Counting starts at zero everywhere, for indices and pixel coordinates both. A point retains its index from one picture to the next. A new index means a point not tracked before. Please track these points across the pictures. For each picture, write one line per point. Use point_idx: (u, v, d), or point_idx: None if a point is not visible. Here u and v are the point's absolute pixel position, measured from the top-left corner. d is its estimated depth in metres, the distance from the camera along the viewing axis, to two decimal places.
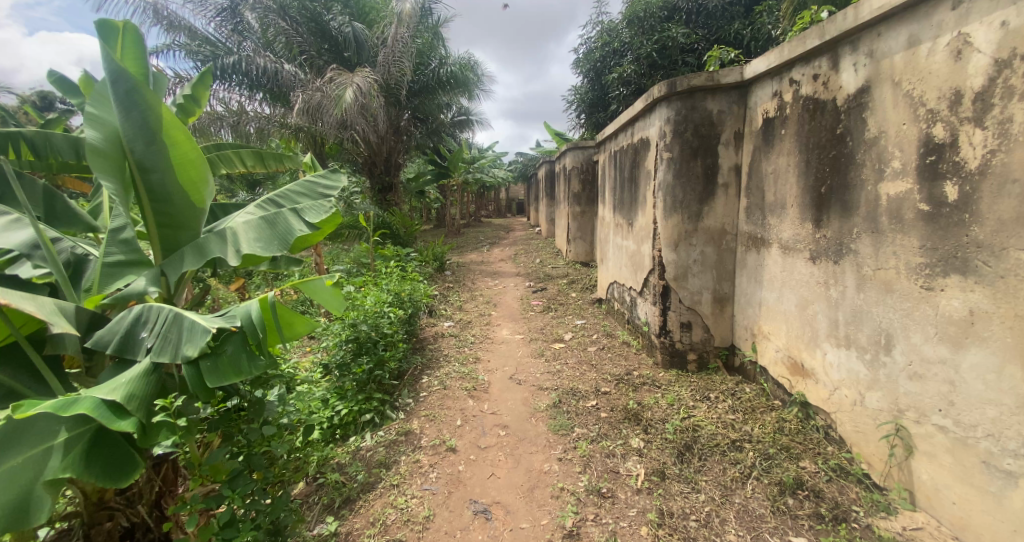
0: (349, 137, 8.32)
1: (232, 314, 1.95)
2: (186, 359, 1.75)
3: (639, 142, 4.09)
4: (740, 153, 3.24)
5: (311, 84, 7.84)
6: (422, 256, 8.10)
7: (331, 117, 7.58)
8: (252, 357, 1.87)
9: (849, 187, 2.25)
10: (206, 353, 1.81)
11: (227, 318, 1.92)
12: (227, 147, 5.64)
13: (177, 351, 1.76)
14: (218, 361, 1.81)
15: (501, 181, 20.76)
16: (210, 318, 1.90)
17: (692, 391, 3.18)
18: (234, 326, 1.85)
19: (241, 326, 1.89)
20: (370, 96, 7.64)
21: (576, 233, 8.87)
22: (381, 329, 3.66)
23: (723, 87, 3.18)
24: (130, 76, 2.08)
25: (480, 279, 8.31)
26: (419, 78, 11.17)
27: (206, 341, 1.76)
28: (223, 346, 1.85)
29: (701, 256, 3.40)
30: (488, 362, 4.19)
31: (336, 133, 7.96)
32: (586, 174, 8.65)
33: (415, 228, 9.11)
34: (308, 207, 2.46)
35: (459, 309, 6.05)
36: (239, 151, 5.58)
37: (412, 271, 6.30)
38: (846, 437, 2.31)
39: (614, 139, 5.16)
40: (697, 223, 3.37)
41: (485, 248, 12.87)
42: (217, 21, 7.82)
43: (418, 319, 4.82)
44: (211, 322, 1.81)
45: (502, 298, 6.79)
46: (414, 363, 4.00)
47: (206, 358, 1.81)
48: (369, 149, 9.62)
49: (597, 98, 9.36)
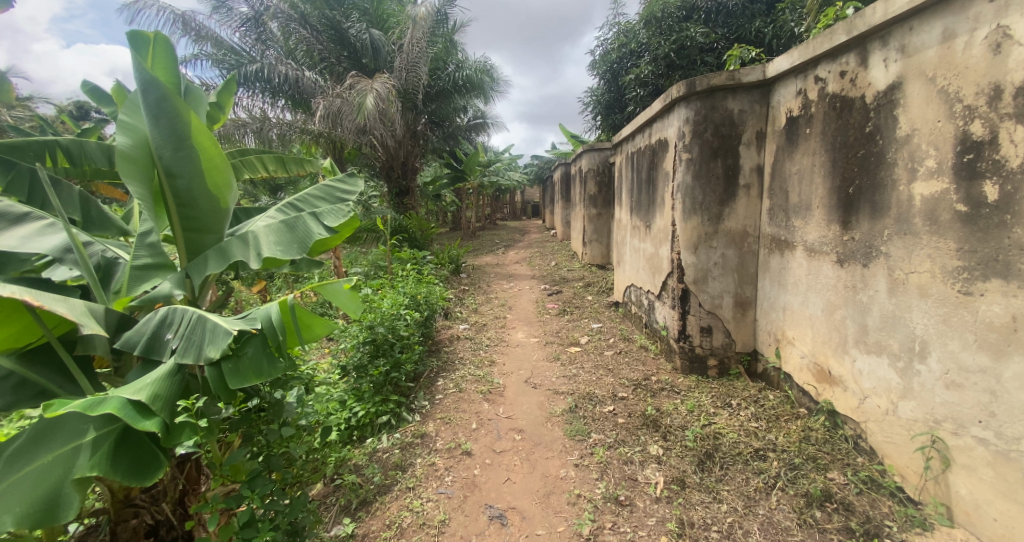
0: (367, 141, 8.41)
1: (253, 316, 1.96)
2: (208, 360, 1.75)
3: (656, 143, 4.03)
4: (762, 153, 3.16)
5: (330, 90, 7.94)
6: (439, 259, 8.15)
7: (350, 122, 7.68)
8: (273, 359, 1.87)
9: (880, 186, 2.17)
10: (227, 355, 1.82)
11: (248, 320, 1.93)
12: (251, 152, 5.77)
13: (200, 353, 1.77)
14: (239, 363, 1.82)
15: (516, 185, 20.82)
16: (231, 320, 1.91)
17: (713, 397, 3.11)
18: (255, 327, 1.86)
19: (261, 328, 1.89)
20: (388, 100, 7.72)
21: (592, 235, 8.81)
22: (397, 331, 3.65)
23: (744, 86, 3.11)
24: (159, 84, 2.09)
25: (496, 282, 8.31)
26: (435, 82, 11.27)
27: (228, 343, 1.76)
28: (244, 348, 1.86)
29: (722, 259, 3.33)
30: (504, 365, 4.16)
31: (354, 138, 8.06)
32: (602, 176, 8.59)
33: (431, 231, 9.15)
34: (327, 210, 2.47)
35: (474, 312, 6.05)
36: (261, 156, 5.63)
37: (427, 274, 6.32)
38: (877, 447, 2.22)
39: (631, 140, 5.11)
40: (718, 225, 3.31)
41: (501, 250, 12.90)
42: (242, 31, 8.00)
43: (434, 322, 4.83)
44: (233, 324, 1.82)
45: (517, 301, 6.75)
46: (430, 365, 3.99)
47: (228, 361, 1.82)
48: (386, 153, 9.74)
49: (614, 99, 9.31)
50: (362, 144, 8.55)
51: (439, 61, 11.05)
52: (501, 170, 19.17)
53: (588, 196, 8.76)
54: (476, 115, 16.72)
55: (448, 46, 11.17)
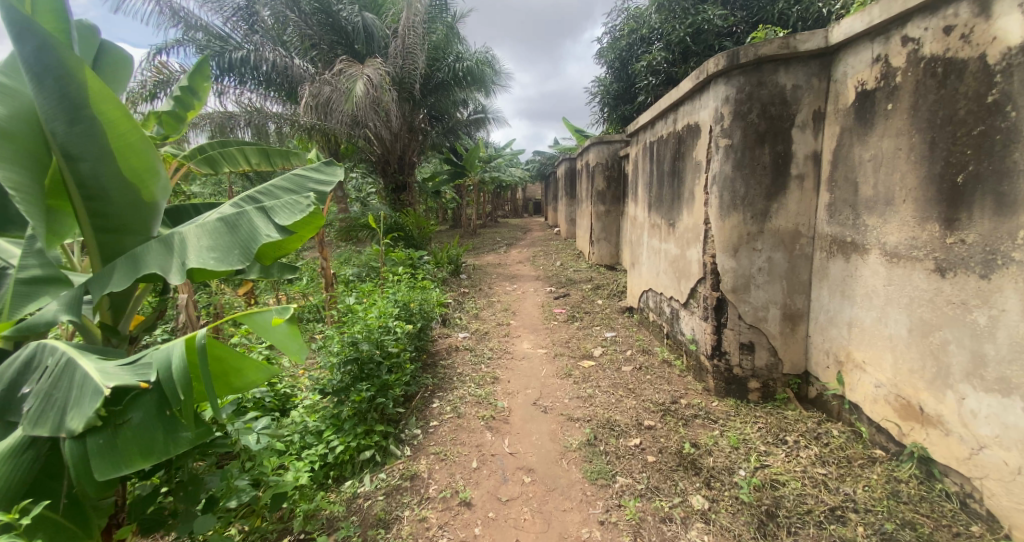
0: (361, 134, 7.90)
1: (146, 364, 1.56)
2: (70, 434, 1.39)
3: (684, 129, 3.52)
4: (818, 138, 2.66)
5: (319, 77, 7.39)
6: (437, 259, 7.63)
7: (341, 113, 7.15)
8: (165, 427, 1.50)
9: (1007, 173, 1.68)
10: (98, 424, 1.45)
11: (138, 370, 1.54)
12: (233, 143, 5.30)
13: (60, 423, 1.40)
14: (112, 438, 1.46)
15: (518, 181, 20.30)
16: (114, 368, 1.53)
17: (760, 430, 2.60)
18: (139, 384, 1.47)
19: (152, 383, 1.51)
20: (382, 89, 7.20)
21: (600, 233, 8.30)
22: (385, 347, 3.11)
23: (800, 56, 2.61)
24: (40, 33, 1.60)
25: (498, 284, 7.80)
26: (434, 73, 10.74)
27: (94, 411, 1.38)
28: (127, 412, 1.49)
29: (768, 263, 2.83)
30: (508, 383, 3.65)
31: (348, 130, 7.54)
32: (611, 171, 8.07)
33: (429, 230, 8.63)
34: (280, 205, 1.95)
35: (476, 318, 5.54)
36: (243, 148, 5.21)
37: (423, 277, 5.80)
38: (997, 512, 1.74)
39: (649, 128, 4.59)
40: (762, 223, 2.80)
41: (504, 249, 12.38)
42: (234, 20, 7.35)
43: (430, 331, 4.33)
44: (108, 380, 1.43)
45: (522, 305, 6.24)
46: (423, 385, 3.47)
47: (99, 435, 1.45)
48: (382, 147, 9.20)
49: (624, 89, 8.77)
50: (357, 138, 8.03)
51: (438, 50, 10.51)
52: (503, 165, 18.63)
53: (596, 192, 8.24)
54: (476, 109, 16.17)
55: (448, 35, 10.64)
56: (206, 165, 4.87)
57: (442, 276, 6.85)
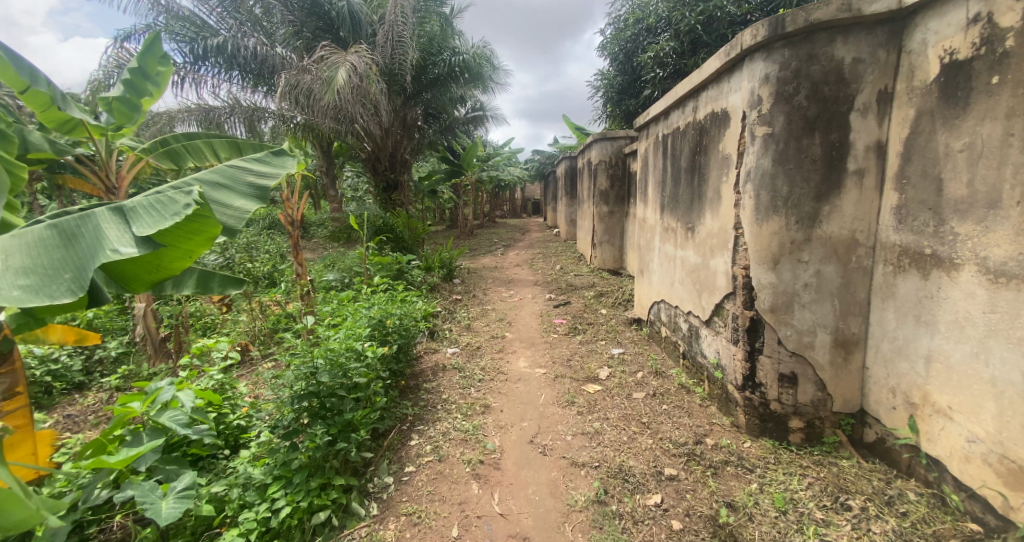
0: (348, 129, 7.39)
1: None
2: None
3: (708, 118, 3.03)
4: (882, 125, 2.18)
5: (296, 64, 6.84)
6: (428, 263, 7.12)
7: (324, 105, 6.61)
8: None
9: None
10: None
11: None
12: (201, 137, 4.80)
13: None
14: None
15: (517, 181, 19.78)
16: None
17: (813, 491, 2.11)
18: None
19: None
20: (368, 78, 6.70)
21: (603, 236, 7.80)
22: (351, 378, 2.56)
23: (863, 21, 2.14)
24: None
25: (494, 289, 7.29)
26: (428, 66, 10.23)
27: None
28: None
29: (816, 278, 2.32)
30: (501, 413, 3.12)
31: (333, 125, 7.01)
32: (615, 169, 7.57)
33: (421, 231, 8.10)
34: (143, 216, 1.96)
35: (467, 330, 5.03)
36: (211, 141, 4.69)
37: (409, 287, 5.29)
38: None
39: (661, 120, 4.09)
40: (811, 229, 2.30)
41: (501, 251, 11.84)
42: (218, 11, 6.86)
43: (413, 348, 3.82)
44: None
45: (519, 315, 5.71)
46: (397, 420, 2.93)
47: None
48: (373, 144, 8.66)
49: (629, 83, 8.26)
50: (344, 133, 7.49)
51: (433, 42, 9.99)
52: (501, 165, 18.10)
53: (599, 193, 7.73)
54: (474, 106, 15.68)
55: (444, 27, 10.14)
56: (164, 158, 4.45)
57: (432, 282, 6.32)
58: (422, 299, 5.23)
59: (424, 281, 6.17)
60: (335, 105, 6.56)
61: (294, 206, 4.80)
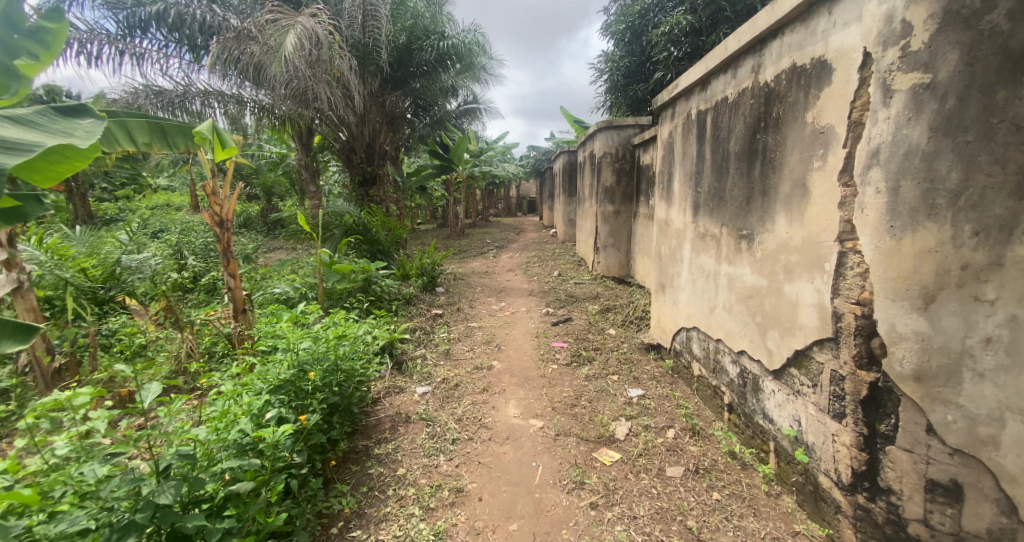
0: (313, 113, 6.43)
1: None
2: None
3: (784, 78, 2.09)
4: None
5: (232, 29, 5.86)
6: (405, 270, 6.15)
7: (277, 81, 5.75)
8: None
9: None
10: None
11: None
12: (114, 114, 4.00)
13: None
14: None
15: (511, 177, 18.84)
16: None
17: None
18: None
19: None
20: (330, 49, 5.76)
21: (607, 239, 6.85)
22: (215, 487, 1.63)
23: None
24: None
25: (482, 300, 6.32)
26: (414, 50, 9.24)
27: None
28: None
29: (1008, 332, 1.40)
30: (479, 506, 2.18)
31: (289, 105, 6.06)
32: (622, 163, 6.61)
33: (400, 232, 7.14)
34: None
35: (446, 357, 4.08)
36: (124, 121, 3.89)
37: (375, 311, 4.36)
38: None
39: (695, 93, 3.16)
40: (1002, 249, 1.39)
41: (492, 253, 10.88)
42: None
43: (366, 391, 2.92)
44: None
45: (510, 335, 4.75)
46: (319, 528, 2.00)
47: None
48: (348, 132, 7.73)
49: (637, 66, 7.30)
50: (309, 117, 6.59)
51: (420, 25, 8.95)
52: (495, 160, 17.12)
53: (603, 190, 6.77)
54: (466, 98, 14.75)
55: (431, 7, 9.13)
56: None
57: (405, 296, 5.32)
58: (386, 322, 4.25)
59: (394, 296, 5.17)
60: (289, 79, 5.64)
61: (224, 203, 3.72)
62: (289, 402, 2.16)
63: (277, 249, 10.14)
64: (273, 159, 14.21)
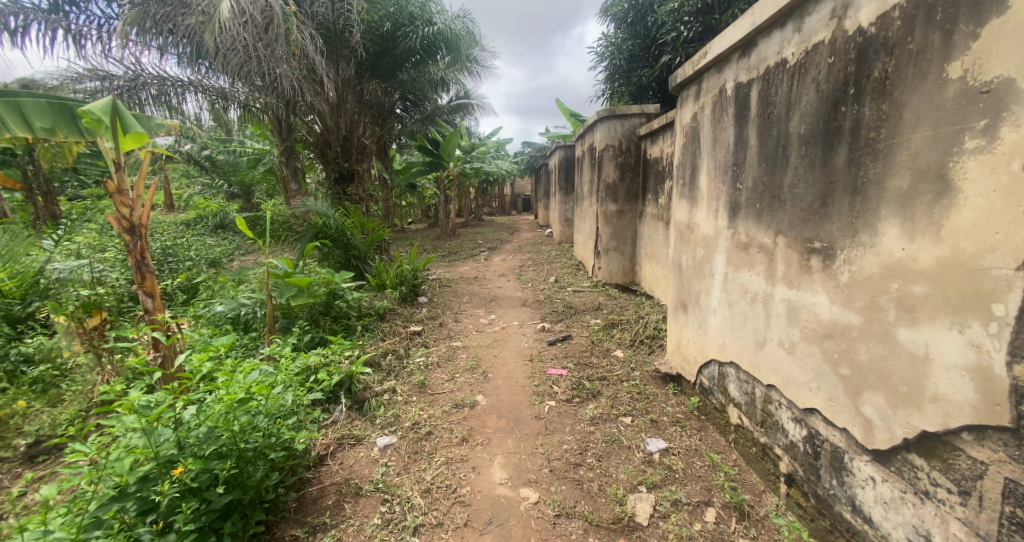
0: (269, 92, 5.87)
1: None
2: None
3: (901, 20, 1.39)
4: None
5: None
6: (381, 279, 5.42)
7: (221, 53, 5.25)
8: None
9: None
10: None
11: None
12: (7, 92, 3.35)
13: None
14: None
15: (505, 175, 18.08)
16: None
17: None
18: None
19: None
20: (282, 19, 5.17)
21: (610, 242, 6.14)
22: None
23: None
24: None
25: (470, 311, 5.62)
26: (398, 39, 8.49)
27: None
28: None
29: None
30: None
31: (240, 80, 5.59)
32: (625, 157, 5.90)
33: (379, 235, 6.42)
34: None
35: (420, 391, 3.37)
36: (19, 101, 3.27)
37: (334, 340, 3.64)
38: None
39: (733, 60, 2.44)
40: None
41: (484, 256, 10.15)
42: None
43: (296, 447, 2.26)
44: None
45: (499, 360, 4.03)
46: None
47: None
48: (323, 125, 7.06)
49: (641, 49, 6.58)
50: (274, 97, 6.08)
51: (405, 11, 8.19)
52: (488, 157, 16.36)
53: (605, 187, 6.07)
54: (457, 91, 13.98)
55: None
56: None
57: (373, 311, 4.57)
58: (344, 352, 3.48)
59: (362, 314, 4.42)
60: (237, 52, 5.13)
61: (135, 205, 3.03)
62: (150, 500, 1.73)
63: (252, 253, 9.39)
64: (254, 155, 13.45)
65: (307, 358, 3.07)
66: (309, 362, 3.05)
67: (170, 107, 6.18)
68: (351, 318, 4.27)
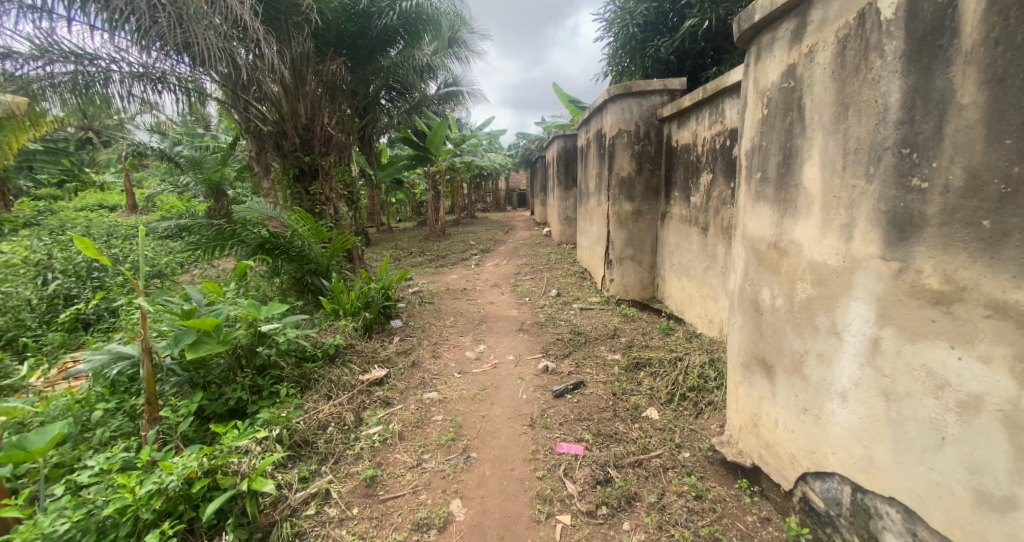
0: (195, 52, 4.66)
1: None
2: None
3: None
4: None
5: None
6: (341, 303, 4.30)
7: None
8: None
9: None
10: None
11: None
12: None
13: None
14: None
15: (499, 168, 16.92)
16: None
17: None
18: None
19: None
20: None
21: (624, 250, 5.04)
22: None
23: None
24: None
25: (454, 337, 4.53)
26: (373, 15, 7.37)
27: None
28: None
29: None
30: None
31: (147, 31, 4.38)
32: (642, 145, 4.79)
33: (342, 244, 5.25)
34: None
35: (370, 492, 2.30)
36: None
37: (238, 427, 2.48)
38: None
39: None
40: None
41: (476, 260, 9.04)
42: None
43: None
44: None
45: (487, 425, 2.92)
46: None
47: None
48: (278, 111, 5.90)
49: (658, 14, 5.44)
50: (220, 75, 5.27)
51: None
52: (480, 149, 15.16)
53: (618, 183, 4.96)
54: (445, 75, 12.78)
55: None
56: None
57: (314, 356, 3.43)
58: (250, 441, 2.35)
59: (299, 363, 3.29)
60: None
61: None
62: None
63: None
64: (226, 150, 12.33)
65: (170, 471, 1.91)
66: (171, 479, 1.87)
67: (138, 97, 5.16)
68: (281, 370, 3.13)
